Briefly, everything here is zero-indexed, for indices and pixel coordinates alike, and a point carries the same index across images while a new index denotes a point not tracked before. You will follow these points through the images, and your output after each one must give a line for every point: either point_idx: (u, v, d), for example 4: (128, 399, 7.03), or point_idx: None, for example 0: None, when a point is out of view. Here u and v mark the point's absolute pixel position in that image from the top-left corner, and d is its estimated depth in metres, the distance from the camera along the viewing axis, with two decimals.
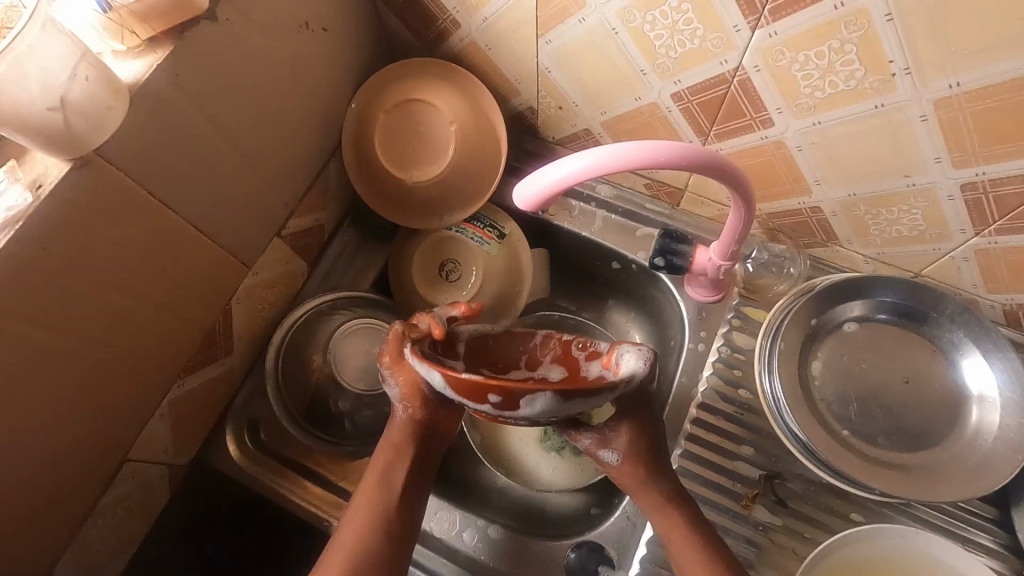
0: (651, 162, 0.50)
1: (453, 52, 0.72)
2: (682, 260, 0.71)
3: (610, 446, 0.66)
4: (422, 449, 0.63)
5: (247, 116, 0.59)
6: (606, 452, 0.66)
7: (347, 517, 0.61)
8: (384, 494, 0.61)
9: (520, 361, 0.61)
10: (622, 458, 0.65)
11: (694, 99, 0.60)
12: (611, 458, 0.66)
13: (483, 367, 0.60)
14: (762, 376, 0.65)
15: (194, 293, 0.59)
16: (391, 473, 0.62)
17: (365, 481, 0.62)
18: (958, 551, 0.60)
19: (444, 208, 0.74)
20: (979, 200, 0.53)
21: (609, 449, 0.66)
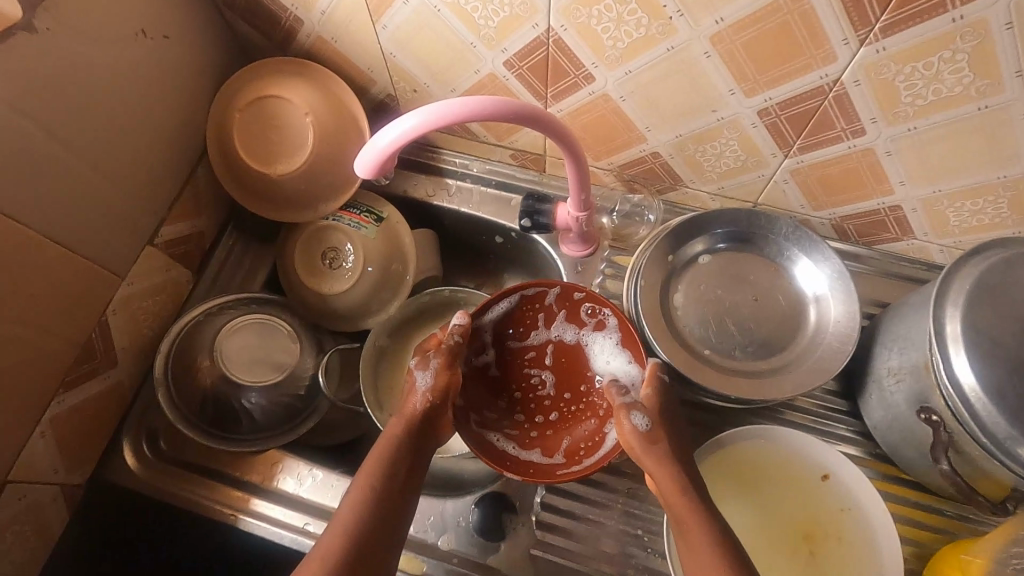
0: (469, 117, 0.52)
1: (304, 48, 0.73)
2: (547, 218, 0.74)
3: (637, 411, 0.61)
4: (418, 446, 0.61)
5: (91, 124, 0.59)
6: (635, 415, 0.61)
7: (330, 525, 0.56)
8: (381, 487, 0.57)
9: (538, 318, 0.70)
10: (654, 424, 0.60)
11: (523, 65, 0.64)
12: (640, 423, 0.60)
13: (509, 338, 0.71)
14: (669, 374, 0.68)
15: (63, 306, 0.60)
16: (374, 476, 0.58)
17: (349, 491, 0.57)
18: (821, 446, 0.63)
19: (316, 201, 0.75)
20: (775, 123, 0.60)
21: (637, 413, 0.61)
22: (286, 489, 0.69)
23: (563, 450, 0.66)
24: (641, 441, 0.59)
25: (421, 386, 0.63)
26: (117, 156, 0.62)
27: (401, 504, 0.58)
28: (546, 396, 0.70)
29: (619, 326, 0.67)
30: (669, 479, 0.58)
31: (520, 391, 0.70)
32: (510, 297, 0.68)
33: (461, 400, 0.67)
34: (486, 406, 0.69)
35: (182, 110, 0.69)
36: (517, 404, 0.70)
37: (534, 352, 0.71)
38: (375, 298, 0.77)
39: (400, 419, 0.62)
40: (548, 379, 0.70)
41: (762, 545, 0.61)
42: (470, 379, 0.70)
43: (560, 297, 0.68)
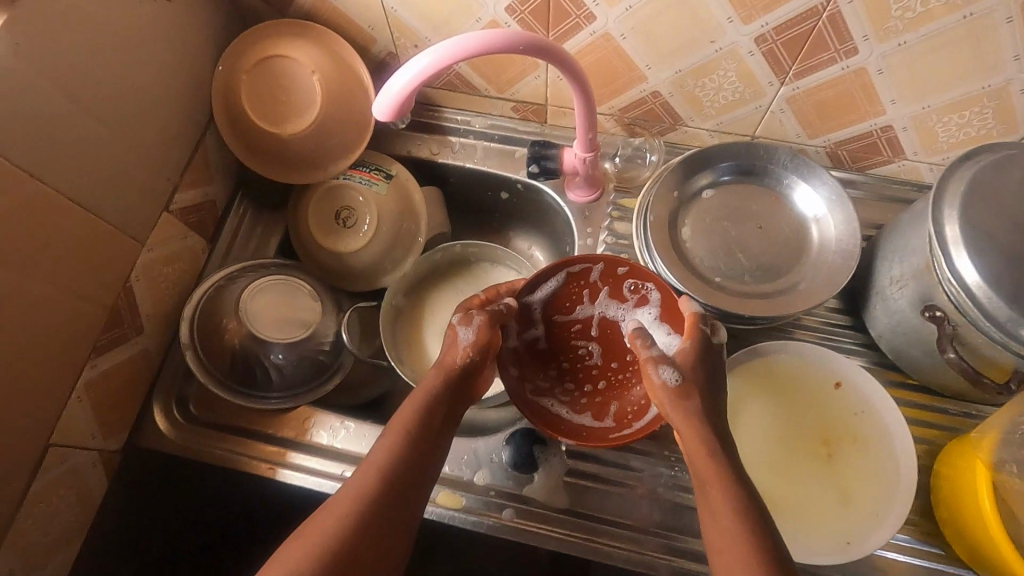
0: (482, 53, 0.55)
1: (303, 10, 0.73)
2: (554, 163, 0.76)
3: (669, 365, 0.59)
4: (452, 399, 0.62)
5: (104, 87, 0.59)
6: (664, 370, 0.59)
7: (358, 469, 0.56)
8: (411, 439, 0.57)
9: (582, 295, 0.73)
10: (683, 380, 0.58)
11: (525, 9, 0.65)
12: (669, 376, 0.58)
13: (557, 316, 0.73)
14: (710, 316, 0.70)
15: (89, 270, 0.60)
16: (408, 425, 0.58)
17: (381, 439, 0.58)
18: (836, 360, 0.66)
19: (326, 161, 0.76)
20: (772, 49, 0.63)
21: (666, 367, 0.59)
22: (321, 441, 0.71)
23: (611, 414, 0.68)
24: (670, 397, 0.58)
25: (464, 342, 0.63)
26: (130, 120, 0.63)
27: (432, 454, 0.58)
28: (593, 366, 0.72)
29: (661, 301, 0.69)
30: (694, 437, 0.55)
31: (568, 361, 0.72)
32: (557, 275, 0.71)
33: (516, 369, 0.69)
34: (537, 375, 0.71)
35: (188, 76, 0.70)
36: (566, 373, 0.72)
37: (580, 325, 0.73)
38: (388, 253, 0.79)
39: (437, 373, 0.62)
40: (595, 350, 0.72)
41: (786, 453, 0.65)
42: (520, 352, 0.71)
43: (603, 273, 0.71)
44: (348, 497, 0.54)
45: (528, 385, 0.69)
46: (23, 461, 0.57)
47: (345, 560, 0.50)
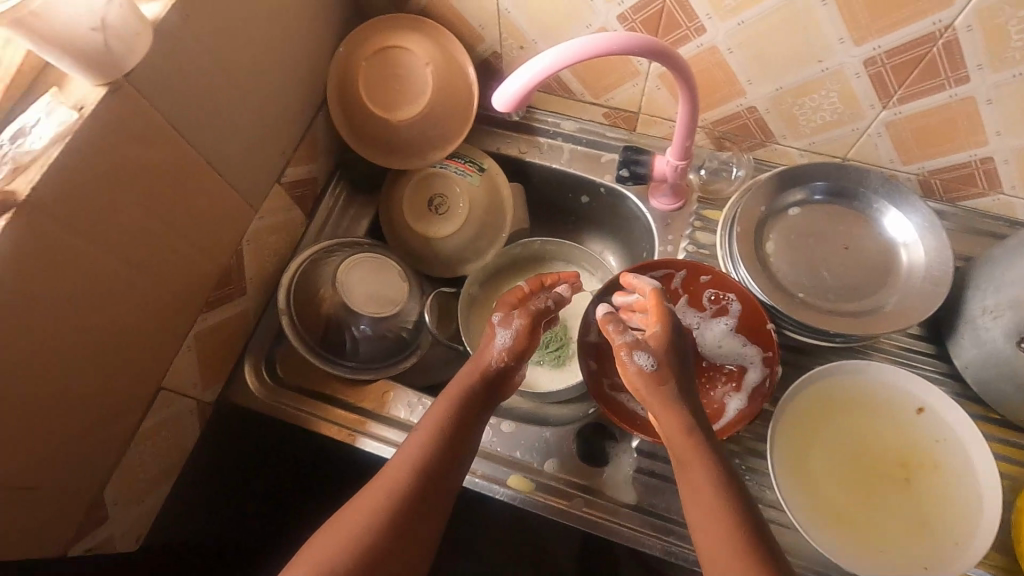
0: (604, 54, 0.57)
1: (420, 7, 0.77)
2: (644, 168, 0.79)
3: (644, 349, 0.61)
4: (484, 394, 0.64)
5: (250, 63, 0.64)
6: (639, 355, 0.61)
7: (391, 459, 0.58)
8: (442, 433, 0.59)
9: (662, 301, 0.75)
10: (656, 362, 0.60)
11: (637, 18, 0.68)
12: (644, 360, 0.60)
13: None
14: (793, 329, 0.70)
15: (213, 230, 0.65)
16: (441, 419, 0.61)
17: (416, 430, 0.60)
18: (919, 385, 0.65)
19: (425, 149, 0.79)
20: (880, 72, 0.64)
21: (641, 353, 0.61)
22: (399, 415, 0.74)
23: None
24: (646, 381, 0.60)
25: (500, 343, 0.67)
26: (264, 96, 0.67)
27: (465, 448, 0.60)
28: None
29: (742, 312, 0.72)
30: (673, 420, 0.58)
31: None
32: (641, 279, 0.74)
33: (597, 364, 0.72)
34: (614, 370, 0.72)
35: (310, 60, 0.75)
36: None
37: None
38: (473, 243, 0.82)
39: (472, 371, 0.65)
40: None
41: (857, 470, 0.65)
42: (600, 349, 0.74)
43: (684, 281, 0.75)
44: (385, 483, 0.56)
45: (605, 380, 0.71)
46: (140, 399, 0.62)
47: (379, 553, 0.52)
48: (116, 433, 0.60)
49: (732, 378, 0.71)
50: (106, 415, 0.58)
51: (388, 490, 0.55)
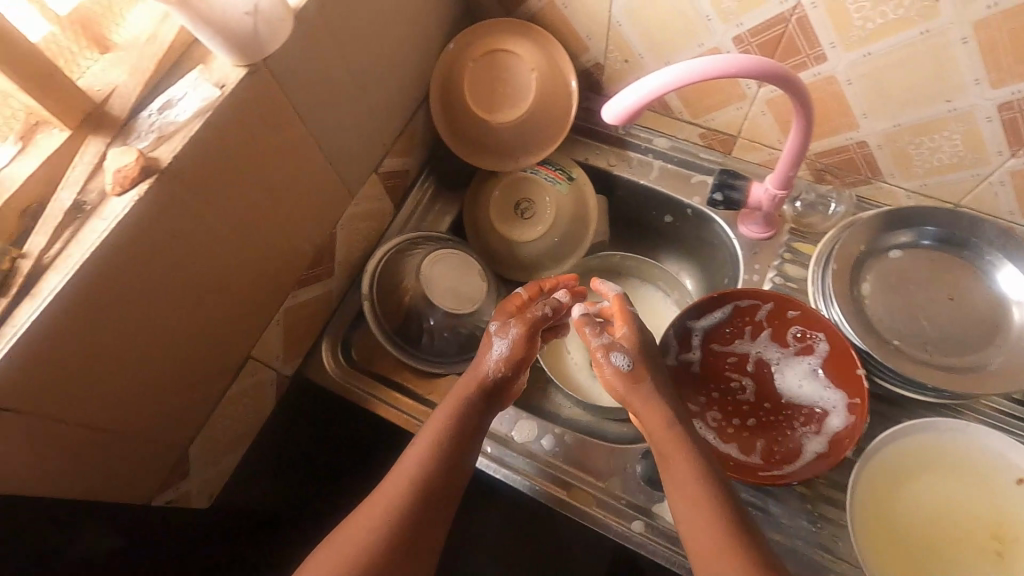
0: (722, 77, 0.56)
1: (530, 13, 0.78)
2: (739, 194, 0.76)
3: (619, 350, 0.67)
4: (488, 400, 0.66)
5: (369, 55, 0.66)
6: (615, 355, 0.67)
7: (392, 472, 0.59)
8: (445, 444, 0.60)
9: (744, 330, 0.74)
10: (632, 361, 0.66)
11: (754, 40, 0.66)
12: (621, 360, 0.66)
13: (714, 345, 0.74)
14: (886, 379, 0.67)
15: (313, 211, 0.67)
16: (440, 429, 0.62)
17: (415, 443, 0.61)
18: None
19: (518, 152, 0.80)
20: (1015, 118, 0.60)
21: (616, 353, 0.67)
22: None
23: (757, 450, 0.69)
24: (624, 380, 0.66)
25: (501, 352, 0.68)
26: (376, 88, 0.69)
27: (469, 451, 0.61)
28: (745, 400, 0.72)
29: (829, 353, 0.68)
30: (654, 415, 0.62)
31: (719, 391, 0.73)
32: (724, 307, 0.72)
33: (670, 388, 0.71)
34: (689, 396, 0.73)
35: (419, 57, 0.76)
36: (716, 402, 0.73)
37: (736, 359, 0.74)
38: (554, 251, 0.83)
39: (473, 381, 0.66)
40: (749, 385, 0.73)
41: (941, 530, 0.62)
42: (675, 372, 0.73)
43: (770, 313, 0.72)
44: (386, 497, 0.56)
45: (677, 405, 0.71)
46: (232, 365, 0.64)
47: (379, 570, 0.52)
48: (208, 395, 0.63)
49: (811, 420, 0.68)
50: (202, 377, 0.61)
51: (388, 505, 0.55)
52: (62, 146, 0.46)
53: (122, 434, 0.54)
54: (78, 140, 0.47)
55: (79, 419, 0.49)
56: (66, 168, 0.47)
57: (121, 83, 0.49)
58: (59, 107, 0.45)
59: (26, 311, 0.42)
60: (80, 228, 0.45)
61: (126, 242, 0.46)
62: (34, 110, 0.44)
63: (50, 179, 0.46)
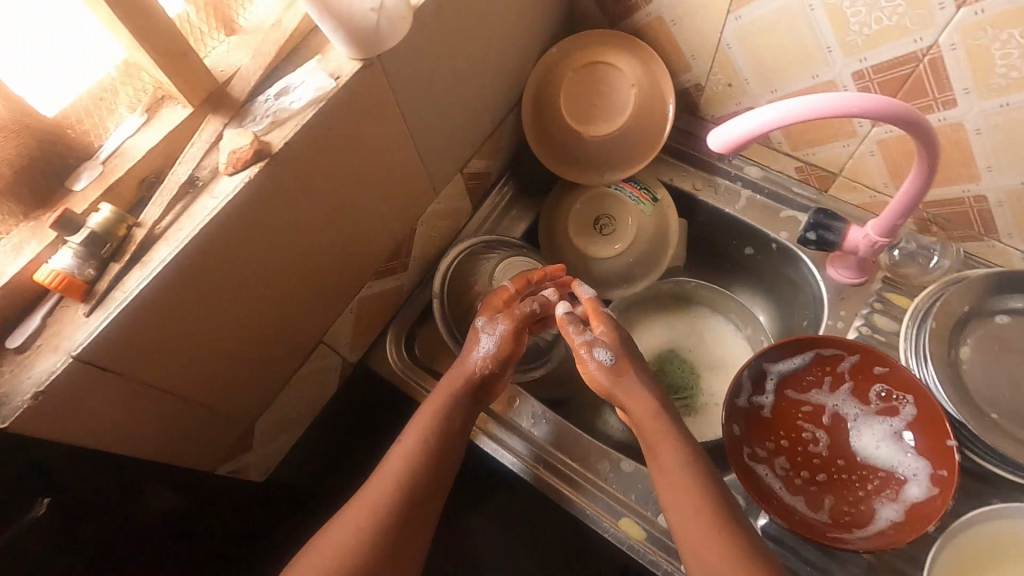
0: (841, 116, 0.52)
1: (636, 26, 0.76)
2: (835, 236, 0.71)
3: (603, 346, 0.68)
4: (473, 396, 0.67)
5: (474, 57, 0.65)
6: (598, 351, 0.68)
7: (372, 476, 0.60)
8: (426, 446, 0.61)
9: (822, 380, 0.70)
10: (616, 357, 0.68)
11: (876, 77, 0.62)
12: (605, 357, 0.68)
13: (788, 391, 0.71)
14: (981, 456, 0.62)
15: (398, 206, 0.68)
16: (428, 425, 0.63)
17: (402, 439, 0.62)
18: None
19: (605, 168, 0.79)
20: None
21: (599, 348, 0.68)
22: (522, 425, 0.73)
23: (825, 508, 0.65)
24: (607, 375, 0.67)
25: (489, 351, 0.68)
26: (474, 90, 0.69)
27: (457, 443, 0.64)
28: (817, 454, 0.69)
29: (916, 418, 0.64)
30: (642, 403, 0.64)
31: (789, 439, 0.69)
32: (805, 354, 0.69)
33: (739, 429, 0.68)
34: (757, 440, 0.69)
35: (519, 61, 0.76)
36: (785, 451, 0.69)
37: (810, 409, 0.70)
38: (628, 273, 0.83)
39: (456, 380, 0.66)
40: (822, 438, 0.69)
41: None
42: (746, 414, 0.70)
43: (854, 366, 0.68)
44: (367, 501, 0.57)
45: (745, 448, 0.68)
46: (304, 347, 0.66)
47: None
48: (278, 373, 0.64)
49: (887, 485, 0.64)
50: (276, 356, 0.62)
51: (371, 509, 0.56)
52: (184, 122, 0.48)
53: (199, 404, 0.56)
54: (198, 118, 0.49)
55: (167, 385, 0.51)
56: (185, 144, 0.48)
57: (243, 65, 0.50)
58: (186, 85, 0.46)
59: (136, 278, 0.44)
60: (192, 202, 0.47)
61: (230, 221, 0.47)
62: (164, 85, 0.46)
63: (169, 153, 0.48)
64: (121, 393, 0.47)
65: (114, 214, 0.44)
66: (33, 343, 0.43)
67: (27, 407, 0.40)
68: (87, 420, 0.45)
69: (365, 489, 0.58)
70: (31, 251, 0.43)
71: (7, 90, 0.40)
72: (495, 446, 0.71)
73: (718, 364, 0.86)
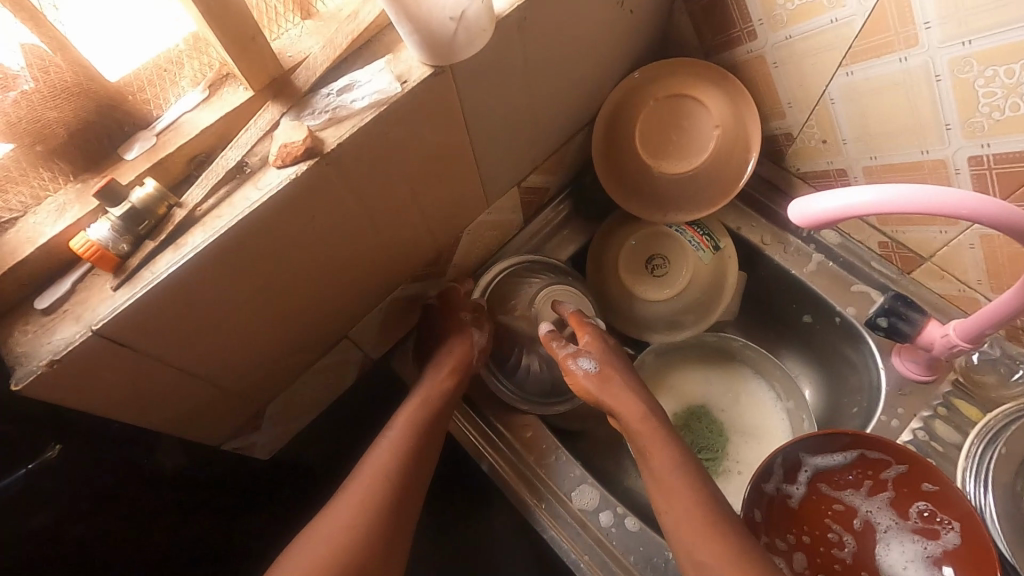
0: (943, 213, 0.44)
1: (734, 61, 0.70)
2: (909, 327, 0.65)
3: (585, 354, 0.69)
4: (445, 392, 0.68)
5: (553, 71, 0.61)
6: (581, 361, 0.68)
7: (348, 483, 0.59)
8: (399, 463, 0.61)
9: (861, 482, 0.64)
10: (598, 364, 0.68)
11: (996, 167, 0.55)
12: (588, 364, 0.68)
13: (821, 485, 0.66)
14: None
15: (446, 213, 0.65)
16: (417, 421, 0.65)
17: (387, 435, 0.64)
18: None
19: (669, 207, 0.75)
20: None
21: (583, 357, 0.69)
22: (528, 457, 0.69)
23: None
24: (594, 382, 0.67)
25: (475, 343, 0.72)
26: (547, 105, 0.65)
27: (427, 454, 0.64)
28: (840, 558, 0.64)
29: (957, 550, 0.57)
30: (633, 410, 0.66)
31: (812, 536, 0.65)
32: (847, 452, 0.63)
33: (762, 517, 0.64)
34: (778, 530, 0.65)
35: (600, 80, 0.71)
36: (806, 548, 0.65)
37: (842, 509, 0.65)
38: (670, 319, 0.79)
39: (444, 372, 0.69)
40: (850, 543, 0.64)
41: None
42: (772, 501, 0.65)
43: (900, 477, 0.62)
44: (346, 515, 0.56)
45: (764, 538, 0.64)
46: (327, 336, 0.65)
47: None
48: (296, 357, 0.64)
49: None
50: (296, 342, 0.61)
51: (349, 526, 0.55)
52: (243, 104, 0.46)
53: (212, 380, 0.55)
54: (257, 102, 0.47)
55: (184, 364, 0.51)
56: (240, 127, 0.47)
57: (312, 54, 0.48)
58: (250, 68, 0.44)
59: (168, 260, 0.43)
60: (236, 189, 0.45)
61: (270, 216, 0.46)
62: (228, 65, 0.44)
63: (223, 133, 0.47)
64: (136, 367, 0.47)
65: (157, 191, 0.43)
66: (60, 307, 0.43)
67: (41, 372, 0.41)
68: (99, 388, 0.46)
69: (339, 500, 0.57)
70: (72, 215, 0.43)
71: (74, 53, 0.39)
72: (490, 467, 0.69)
73: (750, 430, 0.81)
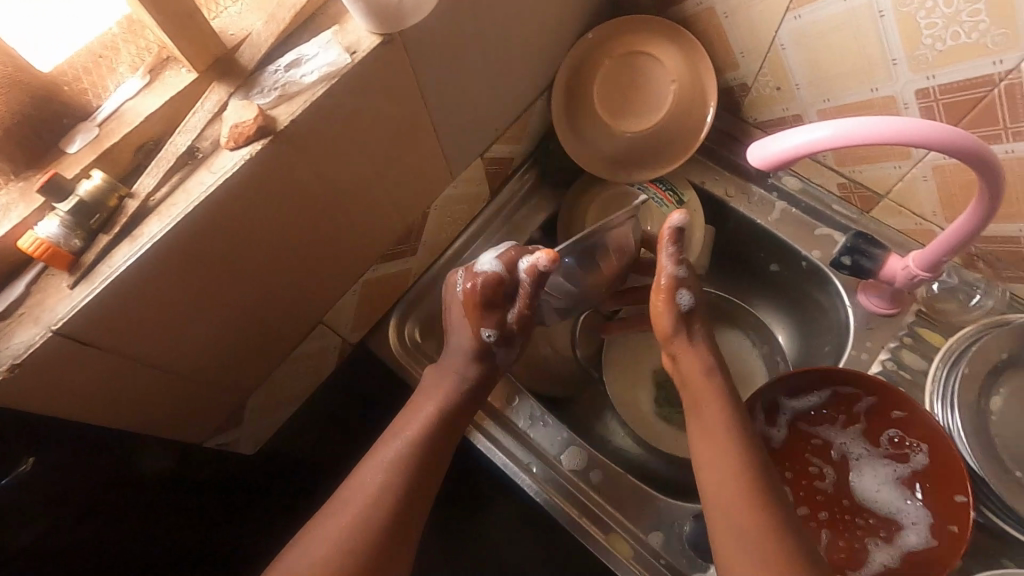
0: (892, 143, 0.46)
1: (686, 15, 0.70)
2: (871, 263, 0.67)
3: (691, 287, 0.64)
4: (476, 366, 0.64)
5: (507, 35, 0.60)
6: (683, 293, 0.64)
7: None
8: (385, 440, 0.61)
9: (837, 416, 0.67)
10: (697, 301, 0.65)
11: (942, 98, 0.56)
12: (689, 299, 0.64)
13: (800, 422, 0.68)
14: (996, 515, 0.58)
15: (411, 188, 0.64)
16: None
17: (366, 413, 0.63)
18: None
19: (633, 167, 0.76)
20: None
21: (685, 289, 0.64)
22: (516, 425, 0.70)
23: (822, 544, 0.63)
24: (684, 319, 0.64)
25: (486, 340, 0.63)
26: (503, 72, 0.64)
27: None
28: (820, 490, 0.66)
29: (927, 470, 0.61)
30: (699, 366, 0.63)
31: (793, 472, 0.67)
32: (821, 389, 0.66)
33: None
34: None
35: (555, 43, 0.71)
36: (789, 483, 0.67)
37: (820, 444, 0.67)
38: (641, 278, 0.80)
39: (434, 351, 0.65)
40: (829, 475, 0.66)
41: None
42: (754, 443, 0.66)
43: (871, 408, 0.64)
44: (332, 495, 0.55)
45: None
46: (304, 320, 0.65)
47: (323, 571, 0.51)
48: (271, 346, 0.63)
49: (884, 527, 0.62)
50: (269, 331, 0.61)
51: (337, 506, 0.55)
52: (188, 87, 0.45)
53: (184, 375, 0.54)
54: (202, 84, 0.45)
55: (155, 360, 0.50)
56: (189, 111, 0.45)
57: (255, 30, 0.46)
58: (191, 49, 0.43)
59: (124, 253, 0.42)
60: (190, 175, 0.44)
61: (227, 201, 0.45)
62: (167, 46, 0.43)
63: (171, 119, 0.45)
64: (102, 367, 0.45)
65: (105, 183, 0.42)
66: (15, 311, 0.42)
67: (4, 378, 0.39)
68: (65, 392, 0.44)
69: None
70: (17, 215, 0.42)
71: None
72: (487, 440, 0.68)
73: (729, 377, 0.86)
